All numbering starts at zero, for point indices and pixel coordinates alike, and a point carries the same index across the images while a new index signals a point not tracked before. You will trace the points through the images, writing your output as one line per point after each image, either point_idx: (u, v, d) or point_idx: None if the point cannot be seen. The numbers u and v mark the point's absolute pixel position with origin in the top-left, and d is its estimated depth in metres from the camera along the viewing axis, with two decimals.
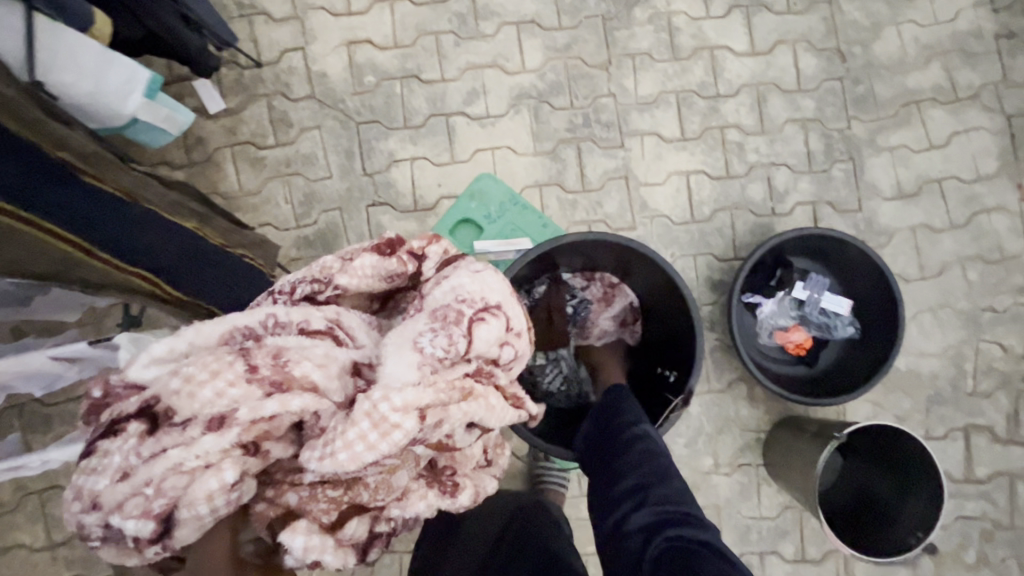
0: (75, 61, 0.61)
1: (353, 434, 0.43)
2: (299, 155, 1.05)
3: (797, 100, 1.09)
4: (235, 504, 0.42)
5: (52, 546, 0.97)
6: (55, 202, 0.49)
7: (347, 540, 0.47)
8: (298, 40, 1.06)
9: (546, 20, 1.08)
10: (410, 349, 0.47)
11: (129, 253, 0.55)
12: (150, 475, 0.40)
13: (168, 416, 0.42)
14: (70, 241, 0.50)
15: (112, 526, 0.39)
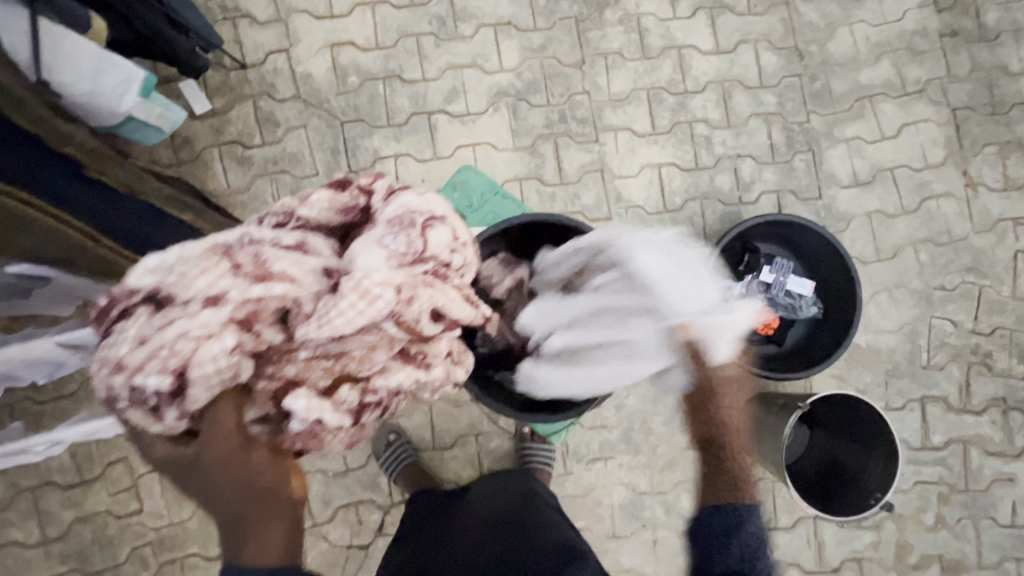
0: (74, 63, 0.64)
1: (343, 305, 0.48)
2: (286, 153, 1.08)
3: (759, 95, 1.16)
4: (238, 372, 0.48)
5: (46, 541, 0.99)
6: (61, 192, 0.52)
7: (342, 405, 0.51)
8: (282, 42, 1.10)
9: (521, 21, 1.13)
10: (376, 247, 0.52)
11: (132, 242, 0.57)
12: (165, 340, 0.47)
13: (172, 299, 0.48)
14: (77, 228, 0.53)
15: (139, 384, 0.47)
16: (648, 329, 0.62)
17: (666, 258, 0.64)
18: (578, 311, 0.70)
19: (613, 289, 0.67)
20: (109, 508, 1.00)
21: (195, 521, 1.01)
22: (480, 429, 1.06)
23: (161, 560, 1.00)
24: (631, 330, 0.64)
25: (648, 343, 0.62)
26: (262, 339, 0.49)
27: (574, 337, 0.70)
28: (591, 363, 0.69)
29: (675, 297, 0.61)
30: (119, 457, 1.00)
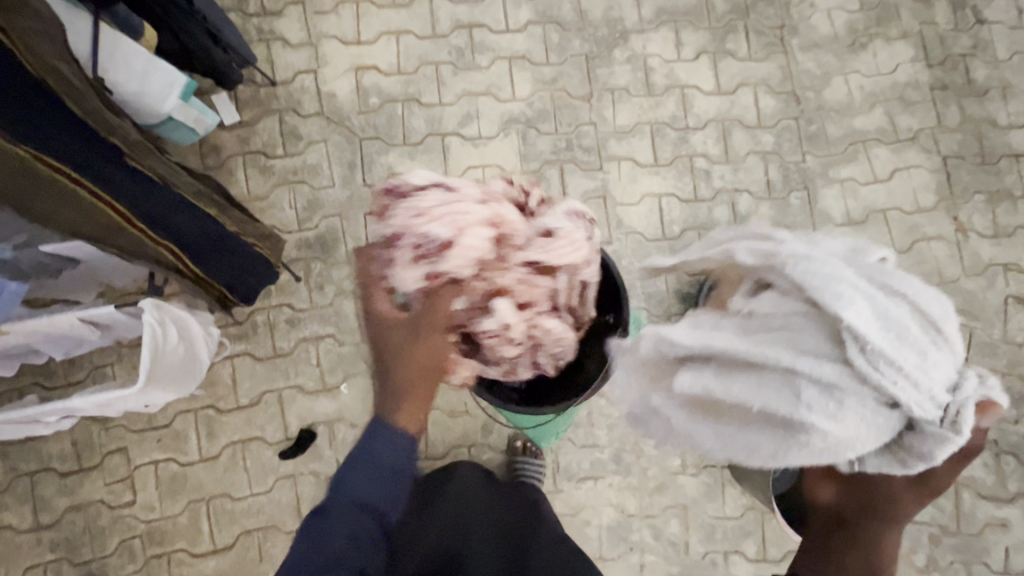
0: (128, 66, 0.72)
1: (566, 243, 0.66)
2: (306, 165, 1.14)
3: (757, 135, 1.22)
4: (481, 258, 0.63)
5: (38, 528, 1.00)
6: (107, 179, 0.58)
7: (524, 324, 0.67)
8: (311, 64, 1.18)
9: (535, 55, 1.21)
10: (581, 214, 0.70)
11: (161, 229, 0.65)
12: (444, 213, 0.62)
13: (450, 188, 0.64)
14: (116, 212, 0.60)
15: (416, 242, 0.62)
16: (866, 398, 0.51)
17: (892, 301, 0.53)
18: (748, 360, 0.55)
19: (808, 344, 0.53)
20: (103, 498, 1.01)
21: (185, 516, 1.02)
22: (473, 440, 1.07)
23: (149, 553, 1.01)
24: (845, 398, 0.52)
25: (863, 417, 0.52)
26: (496, 247, 0.64)
27: (742, 390, 0.55)
28: (755, 424, 0.57)
29: (918, 374, 0.51)
30: (118, 447, 1.02)
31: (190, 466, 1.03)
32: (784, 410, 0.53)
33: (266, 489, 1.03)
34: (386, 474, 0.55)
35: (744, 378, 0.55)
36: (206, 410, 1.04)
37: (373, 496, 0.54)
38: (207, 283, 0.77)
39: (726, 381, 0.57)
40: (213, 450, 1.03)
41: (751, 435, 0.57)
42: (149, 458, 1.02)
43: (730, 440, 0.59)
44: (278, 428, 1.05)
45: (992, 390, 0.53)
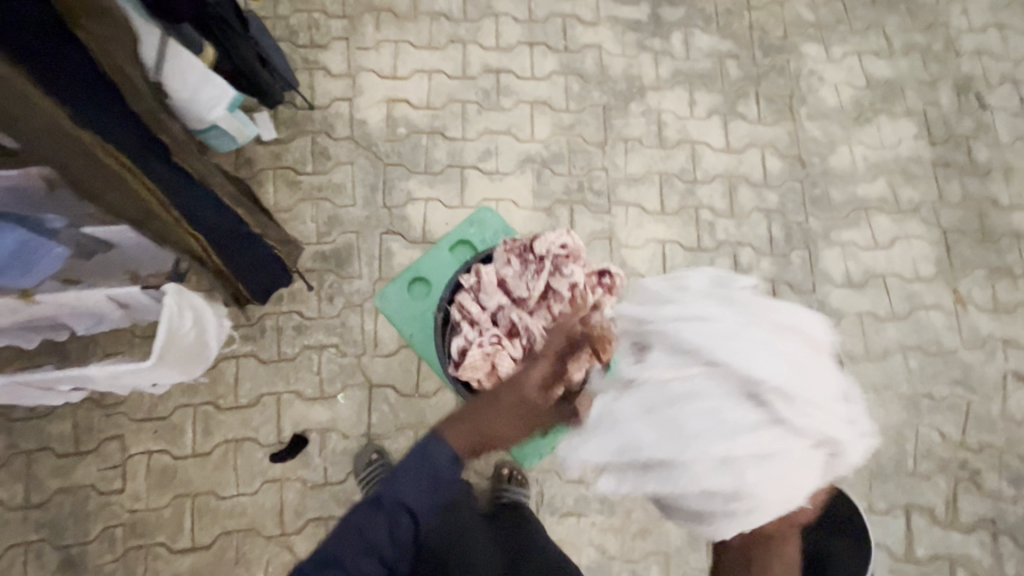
0: (188, 75, 0.80)
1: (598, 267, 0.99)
2: (331, 183, 1.21)
3: (762, 193, 1.27)
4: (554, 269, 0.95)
5: (26, 506, 1.02)
6: (150, 168, 0.64)
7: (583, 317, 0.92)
8: (348, 93, 1.27)
9: (555, 102, 1.29)
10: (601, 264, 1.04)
11: (192, 219, 0.72)
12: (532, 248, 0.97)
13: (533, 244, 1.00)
14: (154, 199, 0.67)
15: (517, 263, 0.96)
16: (798, 446, 0.56)
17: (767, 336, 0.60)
18: (671, 450, 0.58)
19: (719, 418, 0.57)
20: (94, 483, 1.03)
21: (170, 510, 1.03)
22: None
23: (129, 544, 1.01)
24: (783, 457, 0.56)
25: (802, 470, 0.56)
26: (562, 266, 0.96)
27: (682, 480, 0.58)
28: (706, 506, 0.58)
29: (800, 404, 0.56)
30: (116, 434, 1.05)
31: (182, 460, 1.05)
32: (726, 487, 0.56)
33: (252, 490, 1.04)
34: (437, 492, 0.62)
35: (677, 467, 0.58)
36: (205, 407, 1.07)
37: (417, 501, 0.62)
38: (228, 278, 0.86)
39: (668, 469, 0.58)
40: (207, 446, 1.06)
41: (706, 509, 0.58)
42: (144, 448, 1.05)
43: (689, 515, 0.61)
44: (272, 431, 1.07)
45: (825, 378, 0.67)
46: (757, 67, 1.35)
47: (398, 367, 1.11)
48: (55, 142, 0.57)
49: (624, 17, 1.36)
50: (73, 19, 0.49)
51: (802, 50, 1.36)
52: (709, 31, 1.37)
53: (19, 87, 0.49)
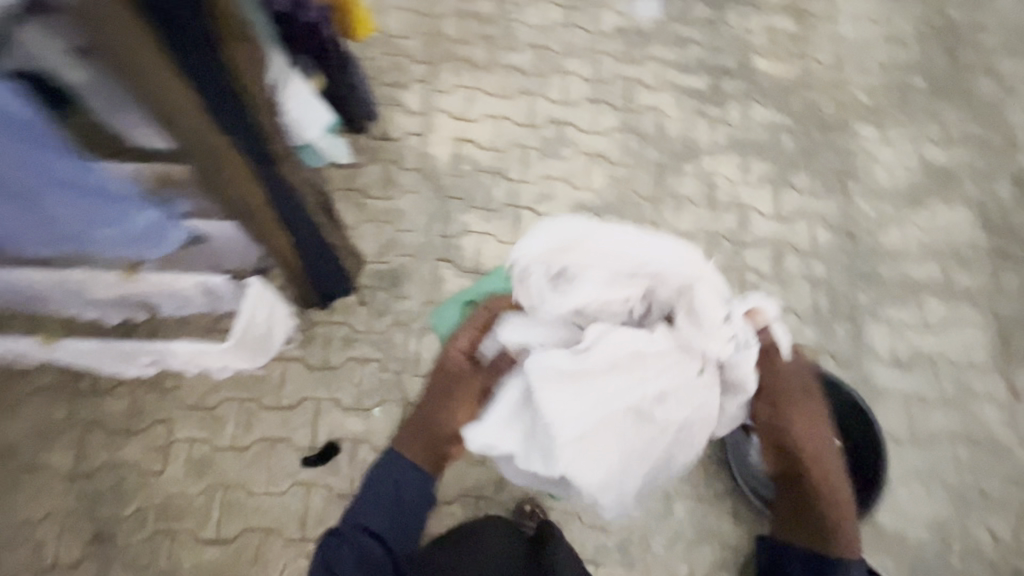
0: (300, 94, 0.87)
1: None
2: (395, 208, 1.30)
3: (810, 262, 1.28)
4: None
5: (73, 475, 1.07)
6: (262, 174, 0.71)
7: None
8: (421, 129, 1.38)
9: (612, 156, 1.37)
10: None
11: (284, 221, 0.80)
12: None
13: None
14: (260, 200, 0.74)
15: None
16: (654, 366, 0.81)
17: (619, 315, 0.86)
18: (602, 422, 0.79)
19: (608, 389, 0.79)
20: (136, 463, 1.08)
21: (201, 498, 1.06)
22: (483, 493, 1.08)
23: (157, 528, 1.04)
24: (685, 386, 0.81)
25: (677, 377, 0.81)
26: None
27: (620, 431, 0.80)
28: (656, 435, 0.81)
29: (634, 339, 0.82)
30: (166, 417, 1.11)
31: (219, 452, 1.09)
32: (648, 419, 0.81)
33: (281, 490, 1.07)
34: (383, 512, 0.92)
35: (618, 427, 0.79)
36: (248, 403, 1.12)
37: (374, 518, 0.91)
38: (301, 280, 0.93)
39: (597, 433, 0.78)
40: (246, 441, 1.10)
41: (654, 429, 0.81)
42: (187, 435, 1.10)
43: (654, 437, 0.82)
44: (308, 435, 1.11)
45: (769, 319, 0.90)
46: (811, 142, 1.39)
47: None
48: (196, 143, 0.63)
49: (684, 85, 1.45)
50: (223, 43, 0.56)
51: (857, 130, 1.40)
52: (766, 104, 1.43)
53: (176, 89, 0.56)
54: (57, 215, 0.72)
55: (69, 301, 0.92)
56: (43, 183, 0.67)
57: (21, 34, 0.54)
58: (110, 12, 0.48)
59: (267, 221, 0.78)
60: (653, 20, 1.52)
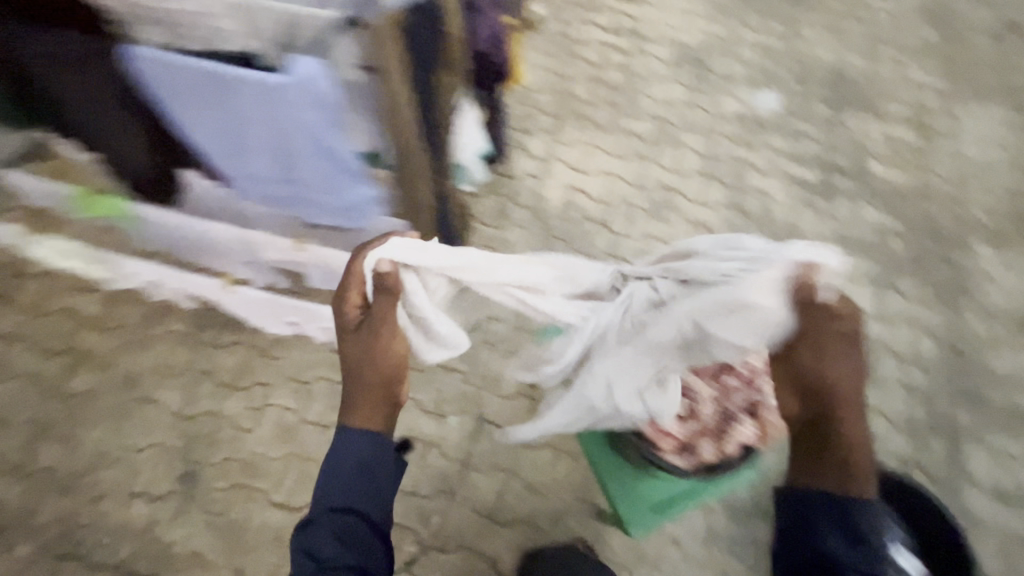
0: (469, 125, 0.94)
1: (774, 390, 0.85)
2: (503, 239, 1.41)
3: (909, 369, 1.24)
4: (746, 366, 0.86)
5: (178, 415, 1.18)
6: (437, 192, 0.81)
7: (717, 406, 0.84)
8: (539, 173, 1.50)
9: (716, 230, 1.44)
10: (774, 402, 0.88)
11: (439, 236, 0.88)
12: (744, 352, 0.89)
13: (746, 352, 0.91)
14: (429, 219, 0.82)
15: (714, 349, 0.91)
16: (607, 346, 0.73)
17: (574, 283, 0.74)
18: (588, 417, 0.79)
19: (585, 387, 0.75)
20: (232, 417, 1.18)
21: (280, 463, 1.14)
22: (539, 523, 1.10)
23: (238, 481, 1.12)
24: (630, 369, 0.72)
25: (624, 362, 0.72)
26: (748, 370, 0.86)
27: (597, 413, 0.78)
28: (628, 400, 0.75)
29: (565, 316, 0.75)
30: (266, 381, 1.20)
31: (304, 425, 1.17)
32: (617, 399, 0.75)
33: None
34: (348, 487, 0.75)
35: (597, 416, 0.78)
36: (338, 386, 1.20)
37: (350, 499, 0.74)
38: None
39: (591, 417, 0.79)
40: (330, 420, 1.17)
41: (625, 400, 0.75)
42: (279, 403, 1.19)
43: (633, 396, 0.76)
44: None
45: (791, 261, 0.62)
46: (923, 250, 1.38)
47: (511, 411, 1.18)
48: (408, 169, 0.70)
49: (796, 175, 1.50)
50: (442, 73, 0.68)
51: (974, 248, 1.38)
52: (877, 206, 1.44)
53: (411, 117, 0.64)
54: (298, 168, 0.70)
55: (235, 257, 0.94)
56: (316, 159, 0.69)
57: (334, 44, 0.56)
58: (399, 52, 0.57)
59: (427, 238, 0.85)
60: (772, 111, 1.60)
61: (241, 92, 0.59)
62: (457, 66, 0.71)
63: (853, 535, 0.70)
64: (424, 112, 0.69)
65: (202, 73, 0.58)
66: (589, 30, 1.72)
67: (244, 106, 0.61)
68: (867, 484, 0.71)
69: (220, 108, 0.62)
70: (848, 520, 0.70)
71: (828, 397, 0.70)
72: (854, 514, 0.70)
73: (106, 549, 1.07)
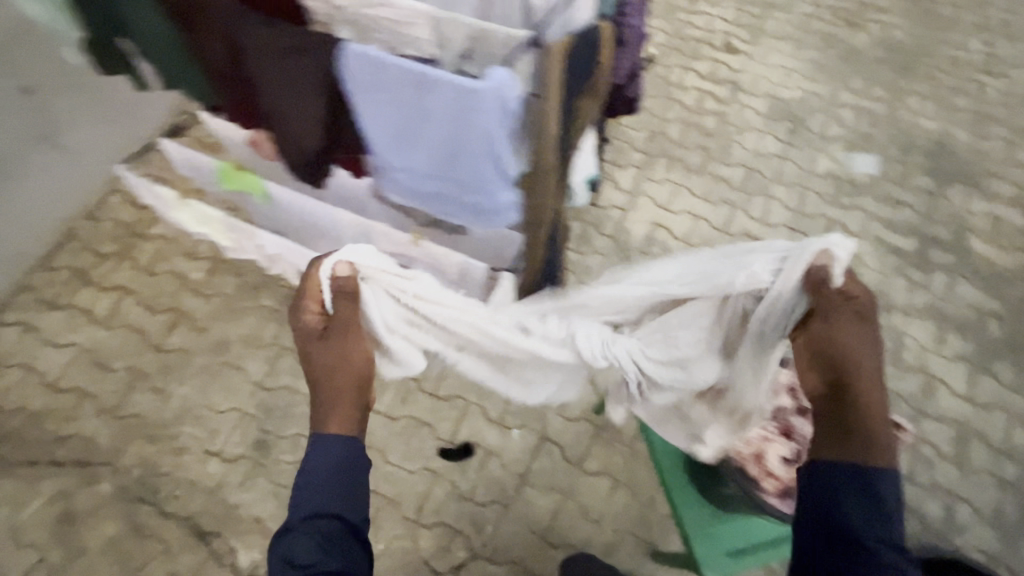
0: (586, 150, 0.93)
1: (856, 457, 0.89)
2: (584, 264, 1.43)
3: (999, 460, 1.19)
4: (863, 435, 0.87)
5: (260, 384, 1.24)
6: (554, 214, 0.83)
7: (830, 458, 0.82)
8: (625, 205, 1.53)
9: None
10: None
11: (545, 256, 0.90)
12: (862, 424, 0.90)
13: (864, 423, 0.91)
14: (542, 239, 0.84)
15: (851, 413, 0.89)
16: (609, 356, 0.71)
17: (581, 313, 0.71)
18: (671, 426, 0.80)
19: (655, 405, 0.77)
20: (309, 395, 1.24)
21: None
22: (592, 552, 1.09)
23: None
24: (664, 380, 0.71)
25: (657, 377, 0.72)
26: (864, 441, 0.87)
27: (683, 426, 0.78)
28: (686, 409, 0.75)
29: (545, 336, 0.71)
30: None
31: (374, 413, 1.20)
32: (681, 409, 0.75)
33: (412, 469, 1.15)
34: (325, 488, 0.67)
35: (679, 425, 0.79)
36: (409, 381, 1.22)
37: (326, 504, 0.67)
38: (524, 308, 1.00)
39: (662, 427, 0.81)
40: (398, 412, 1.19)
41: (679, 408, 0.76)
42: None
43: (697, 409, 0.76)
44: (449, 429, 1.18)
45: (806, 260, 0.59)
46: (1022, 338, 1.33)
47: (575, 434, 1.18)
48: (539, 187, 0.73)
49: (889, 241, 1.46)
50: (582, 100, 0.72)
51: None
52: (976, 285, 1.39)
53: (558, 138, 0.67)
54: (461, 177, 0.63)
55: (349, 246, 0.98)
56: (495, 178, 0.63)
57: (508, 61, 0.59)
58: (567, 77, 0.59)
59: (535, 255, 0.87)
60: (869, 174, 1.58)
61: (446, 96, 0.54)
62: (598, 92, 0.75)
63: (874, 510, 0.59)
64: (562, 135, 0.72)
65: (406, 72, 0.54)
66: (687, 76, 1.76)
67: (442, 111, 0.56)
68: (889, 449, 0.60)
69: (414, 113, 0.57)
70: (871, 494, 0.59)
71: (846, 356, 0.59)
72: (878, 487, 0.59)
73: (180, 500, 1.13)
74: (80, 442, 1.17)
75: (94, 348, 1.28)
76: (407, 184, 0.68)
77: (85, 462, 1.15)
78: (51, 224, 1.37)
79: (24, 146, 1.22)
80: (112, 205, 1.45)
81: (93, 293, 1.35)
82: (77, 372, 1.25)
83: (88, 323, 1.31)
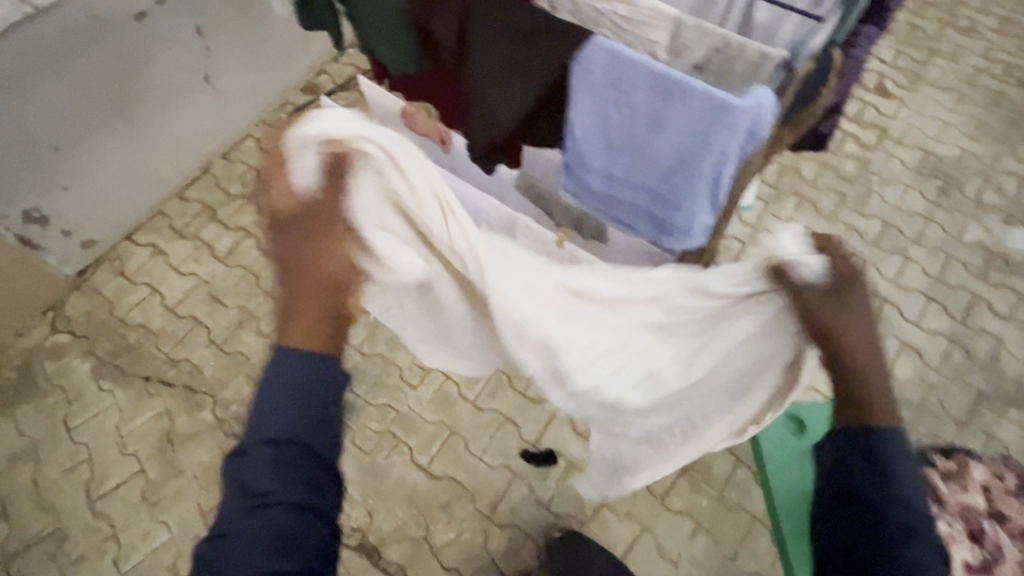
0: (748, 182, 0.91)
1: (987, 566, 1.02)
2: None
3: None
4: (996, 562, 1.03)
5: (355, 346, 1.23)
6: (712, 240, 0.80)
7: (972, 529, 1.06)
8: (745, 239, 1.44)
9: (931, 359, 1.29)
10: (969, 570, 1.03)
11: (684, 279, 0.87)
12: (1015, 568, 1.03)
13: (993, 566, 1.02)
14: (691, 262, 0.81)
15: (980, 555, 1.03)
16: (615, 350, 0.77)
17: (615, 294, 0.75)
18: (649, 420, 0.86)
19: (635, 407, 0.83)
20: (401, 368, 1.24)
21: (431, 427, 1.16)
22: None
23: (391, 428, 1.16)
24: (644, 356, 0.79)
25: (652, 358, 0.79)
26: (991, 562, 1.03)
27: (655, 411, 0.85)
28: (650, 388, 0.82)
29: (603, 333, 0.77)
30: None
31: (463, 400, 1.18)
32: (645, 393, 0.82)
33: (492, 463, 1.13)
34: (288, 406, 0.62)
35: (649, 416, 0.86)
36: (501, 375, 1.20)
37: (287, 429, 0.62)
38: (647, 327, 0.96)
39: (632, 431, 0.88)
40: (486, 405, 1.17)
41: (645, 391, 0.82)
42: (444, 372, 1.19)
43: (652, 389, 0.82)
44: (534, 432, 1.15)
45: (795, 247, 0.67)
46: None
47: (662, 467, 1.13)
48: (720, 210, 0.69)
49: None
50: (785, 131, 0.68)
51: None
52: None
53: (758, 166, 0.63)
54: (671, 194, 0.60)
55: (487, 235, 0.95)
56: (702, 202, 0.59)
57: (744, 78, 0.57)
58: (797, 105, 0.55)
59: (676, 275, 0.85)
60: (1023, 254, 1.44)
61: (696, 107, 0.51)
62: (800, 125, 0.70)
63: (896, 494, 0.70)
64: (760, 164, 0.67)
65: (653, 76, 0.52)
66: None
67: (678, 122, 0.53)
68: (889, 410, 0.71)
69: (644, 121, 0.55)
70: (885, 471, 0.71)
71: (841, 335, 0.67)
72: (887, 459, 0.71)
73: None
74: (188, 369, 1.23)
75: (212, 282, 1.34)
76: (596, 194, 0.66)
77: (190, 389, 1.21)
78: (191, 158, 1.44)
79: (187, 83, 1.30)
80: (245, 148, 1.52)
81: (217, 229, 1.41)
82: (195, 301, 1.31)
83: (209, 258, 1.37)
